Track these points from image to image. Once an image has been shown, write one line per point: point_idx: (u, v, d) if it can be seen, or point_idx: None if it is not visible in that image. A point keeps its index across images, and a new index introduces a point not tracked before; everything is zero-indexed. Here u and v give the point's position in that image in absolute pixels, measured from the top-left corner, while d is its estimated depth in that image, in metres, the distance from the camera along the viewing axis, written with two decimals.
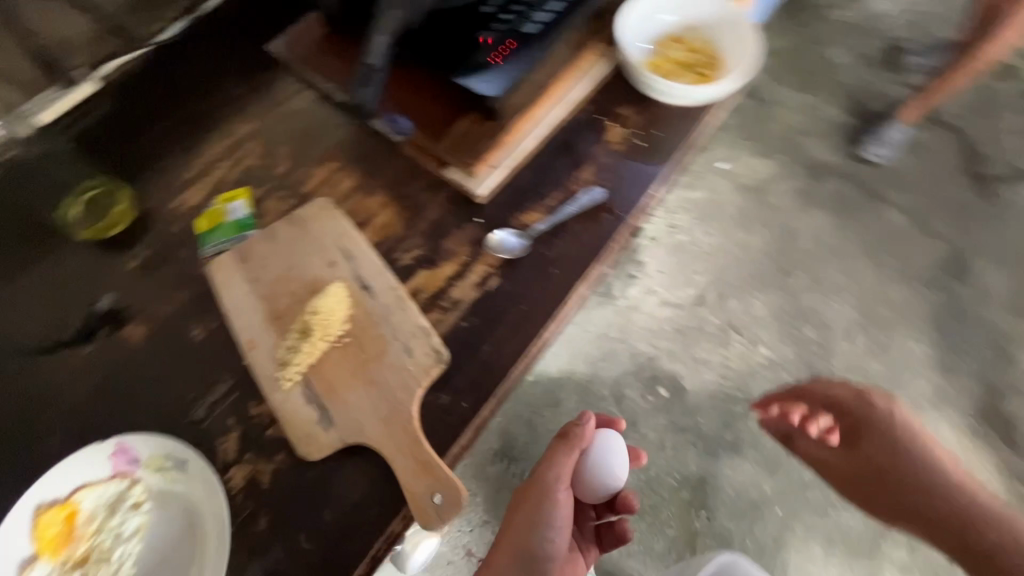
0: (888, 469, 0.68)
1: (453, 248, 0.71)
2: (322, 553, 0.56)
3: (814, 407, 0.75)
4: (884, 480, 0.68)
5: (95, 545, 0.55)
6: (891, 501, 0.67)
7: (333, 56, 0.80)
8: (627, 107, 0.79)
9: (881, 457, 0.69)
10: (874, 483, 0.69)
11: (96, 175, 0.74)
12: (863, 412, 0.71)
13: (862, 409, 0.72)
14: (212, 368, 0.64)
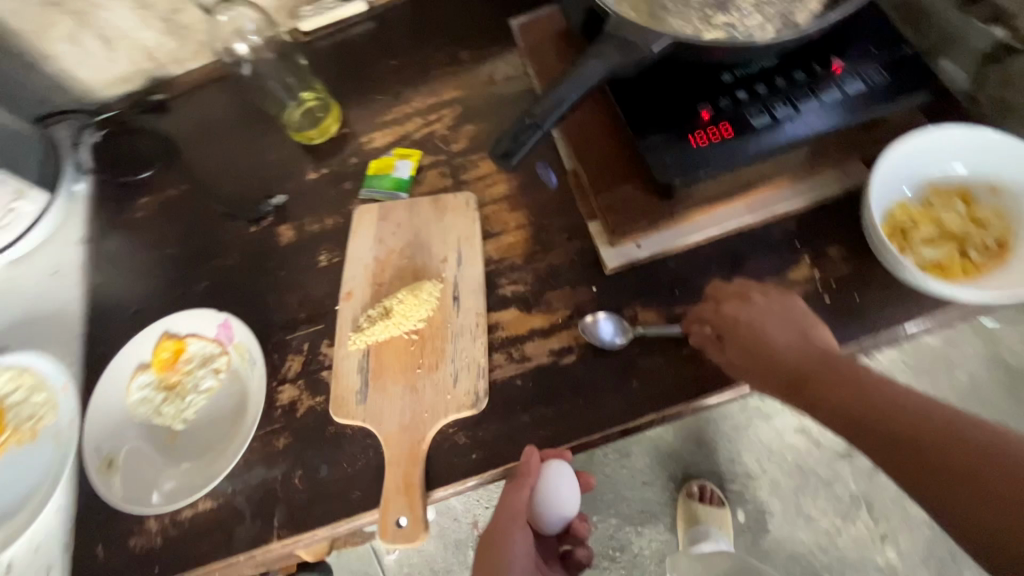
0: (867, 416, 0.49)
1: (554, 304, 0.67)
2: (304, 495, 0.63)
3: (718, 326, 0.59)
4: (895, 436, 0.46)
5: (179, 383, 0.70)
6: (894, 430, 0.46)
7: (556, 57, 0.77)
8: (834, 250, 0.63)
9: (835, 386, 0.52)
10: (813, 389, 0.53)
11: (319, 87, 0.85)
12: (760, 331, 0.58)
13: (759, 329, 0.58)
14: (317, 294, 0.73)
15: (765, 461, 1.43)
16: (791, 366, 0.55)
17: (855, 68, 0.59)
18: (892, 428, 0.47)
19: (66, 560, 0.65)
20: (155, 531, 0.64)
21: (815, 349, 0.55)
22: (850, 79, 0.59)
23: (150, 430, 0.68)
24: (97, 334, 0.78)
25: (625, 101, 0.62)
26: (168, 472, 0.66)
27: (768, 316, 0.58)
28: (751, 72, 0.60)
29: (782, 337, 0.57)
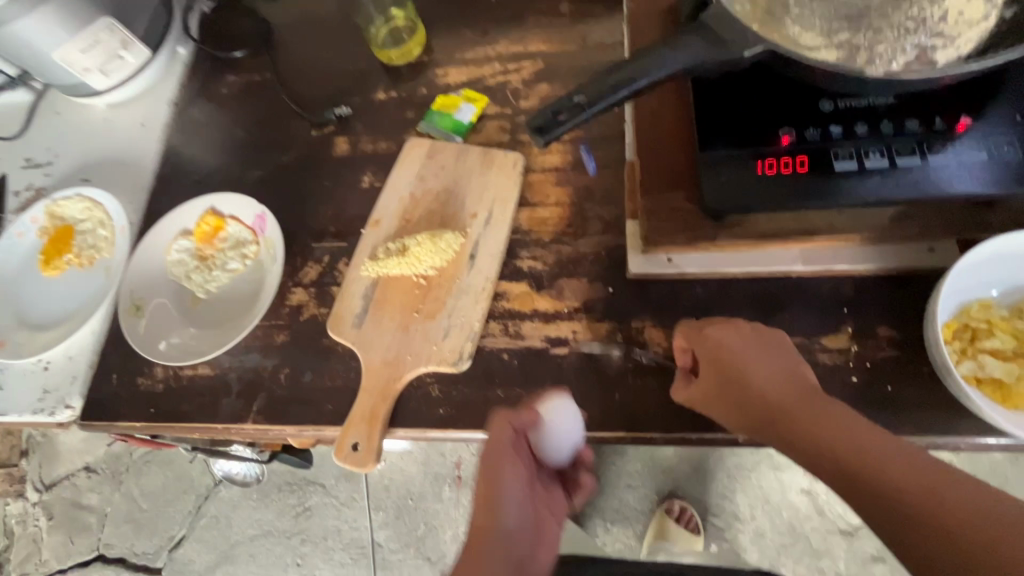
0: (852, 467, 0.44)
1: (565, 293, 0.65)
2: (284, 392, 0.68)
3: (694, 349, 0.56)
4: (878, 496, 0.42)
5: (211, 256, 0.76)
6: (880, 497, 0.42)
7: (656, 33, 0.71)
8: (883, 330, 0.56)
9: (806, 429, 0.47)
10: (788, 426, 0.48)
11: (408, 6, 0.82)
12: (739, 362, 0.53)
13: (737, 359, 0.53)
14: (349, 213, 0.75)
15: (758, 509, 1.37)
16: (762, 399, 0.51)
17: (984, 135, 0.50)
18: (869, 471, 0.43)
19: (88, 377, 0.75)
20: (161, 378, 0.72)
21: (796, 383, 0.51)
22: (972, 146, 0.50)
23: (177, 291, 0.75)
24: (158, 190, 0.85)
25: (702, 103, 0.56)
26: (180, 331, 0.72)
27: (747, 345, 0.53)
28: (857, 106, 0.52)
29: (766, 365, 0.52)
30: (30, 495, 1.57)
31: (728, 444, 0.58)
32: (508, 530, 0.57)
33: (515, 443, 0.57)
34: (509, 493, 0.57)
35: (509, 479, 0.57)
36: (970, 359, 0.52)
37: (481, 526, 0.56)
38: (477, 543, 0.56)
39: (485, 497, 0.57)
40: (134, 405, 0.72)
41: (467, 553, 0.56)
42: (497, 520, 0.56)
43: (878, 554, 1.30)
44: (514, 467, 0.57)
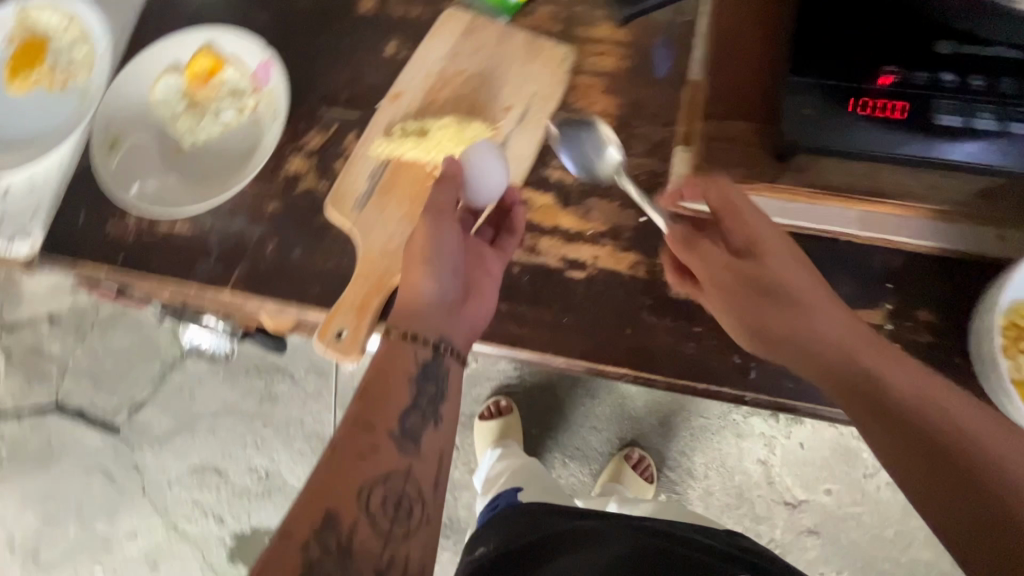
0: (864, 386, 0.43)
1: (592, 214, 0.59)
2: (269, 264, 0.62)
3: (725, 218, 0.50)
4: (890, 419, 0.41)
5: (205, 101, 0.66)
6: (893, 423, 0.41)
7: None
8: (923, 314, 0.53)
9: (827, 338, 0.45)
10: (805, 331, 0.46)
11: None
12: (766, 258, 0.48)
13: (766, 254, 0.48)
14: (367, 81, 0.66)
15: (712, 470, 1.40)
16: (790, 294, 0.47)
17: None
18: (888, 397, 0.42)
19: (52, 211, 0.68)
20: (134, 226, 0.65)
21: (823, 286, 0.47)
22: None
23: (159, 133, 0.66)
24: (150, 16, 0.73)
25: (801, 19, 0.47)
26: (160, 179, 0.65)
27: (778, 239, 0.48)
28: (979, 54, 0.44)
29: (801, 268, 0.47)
30: None
31: (732, 400, 0.55)
32: (437, 283, 0.50)
33: (448, 194, 0.53)
34: (447, 246, 0.51)
35: (443, 229, 0.51)
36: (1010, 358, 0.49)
37: (412, 275, 0.50)
38: (413, 274, 0.50)
39: (421, 250, 0.50)
40: (102, 250, 0.65)
41: (403, 317, 0.49)
42: (431, 272, 0.50)
43: (813, 527, 1.36)
44: (451, 229, 0.52)
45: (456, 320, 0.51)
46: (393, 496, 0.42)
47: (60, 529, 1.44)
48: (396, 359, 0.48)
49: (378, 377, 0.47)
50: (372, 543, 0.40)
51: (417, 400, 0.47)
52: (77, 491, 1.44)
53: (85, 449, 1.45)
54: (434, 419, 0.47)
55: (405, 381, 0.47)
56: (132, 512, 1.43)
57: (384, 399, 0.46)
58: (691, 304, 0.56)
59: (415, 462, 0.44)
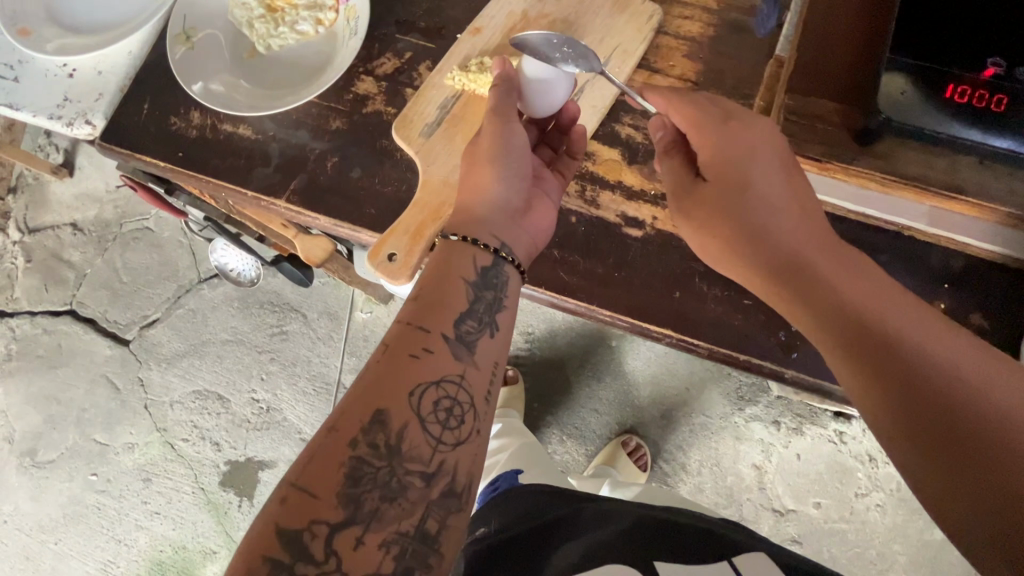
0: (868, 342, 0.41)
1: (657, 174, 0.59)
2: (328, 180, 0.62)
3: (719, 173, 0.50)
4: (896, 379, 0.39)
5: (282, 10, 0.65)
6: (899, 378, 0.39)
7: None
8: (976, 318, 0.53)
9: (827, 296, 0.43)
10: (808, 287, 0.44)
11: None
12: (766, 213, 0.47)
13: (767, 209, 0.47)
14: (446, 14, 0.66)
15: (706, 468, 1.36)
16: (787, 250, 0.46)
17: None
18: (895, 352, 0.40)
19: (117, 99, 0.68)
20: (197, 125, 0.65)
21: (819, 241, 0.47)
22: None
23: (234, 36, 0.66)
24: None
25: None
26: (229, 80, 0.65)
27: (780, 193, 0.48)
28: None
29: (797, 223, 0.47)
30: (11, 232, 1.53)
31: (771, 377, 0.55)
32: (499, 188, 0.52)
33: (510, 103, 0.54)
34: (512, 151, 0.52)
35: (507, 136, 0.53)
36: None
37: (479, 178, 0.52)
38: (474, 180, 0.52)
39: (486, 155, 0.52)
40: (162, 144, 0.65)
41: (462, 220, 0.50)
42: (492, 180, 0.52)
43: (798, 537, 1.31)
44: (512, 138, 0.53)
45: (518, 228, 0.52)
46: (447, 404, 0.43)
47: (55, 433, 1.43)
48: (454, 257, 0.49)
49: (434, 280, 0.48)
50: (423, 448, 0.41)
51: (473, 306, 0.47)
52: (78, 398, 1.44)
53: (93, 358, 1.46)
54: (491, 327, 0.47)
55: (461, 284, 0.48)
56: (130, 425, 1.43)
57: (440, 304, 0.46)
58: None
59: (470, 369, 0.45)
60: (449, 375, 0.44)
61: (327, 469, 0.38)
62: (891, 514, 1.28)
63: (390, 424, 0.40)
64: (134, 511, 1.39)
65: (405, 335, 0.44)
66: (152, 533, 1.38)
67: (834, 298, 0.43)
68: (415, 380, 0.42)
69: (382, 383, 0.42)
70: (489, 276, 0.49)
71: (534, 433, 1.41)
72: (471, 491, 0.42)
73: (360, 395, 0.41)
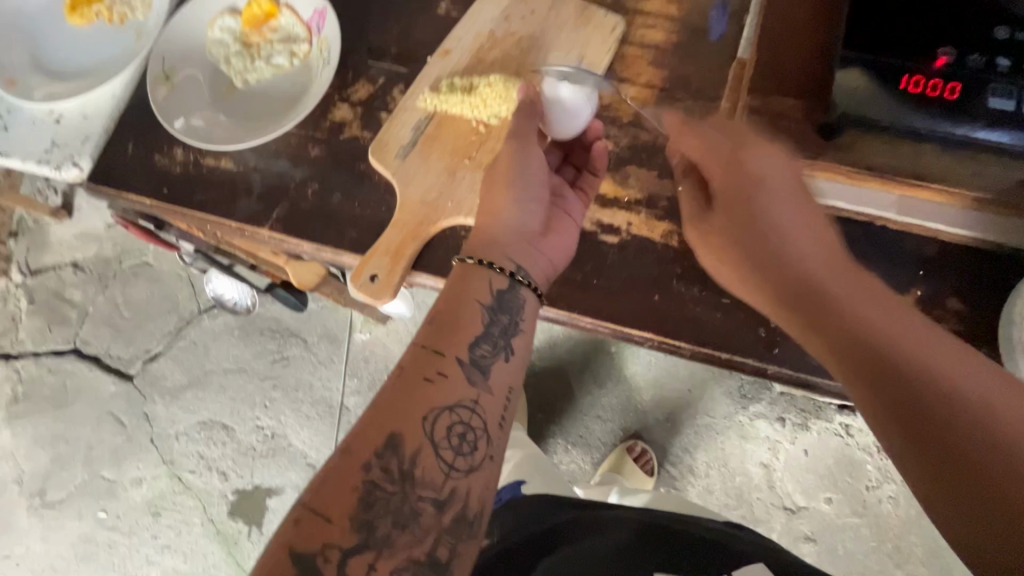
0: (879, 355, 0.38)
1: (630, 181, 0.60)
2: (309, 207, 0.64)
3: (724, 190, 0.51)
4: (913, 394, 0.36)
5: (258, 45, 0.68)
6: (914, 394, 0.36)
7: None
8: (953, 302, 0.53)
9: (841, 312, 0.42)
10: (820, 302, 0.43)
11: None
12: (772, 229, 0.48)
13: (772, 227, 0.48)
14: (416, 38, 0.68)
15: (714, 469, 1.35)
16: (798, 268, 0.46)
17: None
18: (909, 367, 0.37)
19: (102, 139, 0.69)
20: (181, 161, 0.67)
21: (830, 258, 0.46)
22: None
23: (212, 73, 0.68)
24: None
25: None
26: (209, 115, 0.66)
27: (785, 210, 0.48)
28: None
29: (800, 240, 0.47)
30: (14, 275, 1.56)
31: (756, 373, 0.55)
32: (514, 211, 0.52)
33: (530, 128, 0.55)
34: (527, 175, 0.53)
35: (521, 162, 0.54)
36: None
37: (496, 204, 0.53)
38: (490, 202, 0.53)
39: (503, 180, 0.53)
40: (147, 181, 0.67)
41: (480, 243, 0.51)
42: (508, 203, 0.53)
43: (812, 535, 1.30)
44: (530, 162, 0.54)
45: (535, 252, 0.52)
46: (458, 428, 0.43)
47: (63, 472, 1.44)
48: (471, 280, 0.49)
49: (450, 303, 0.48)
50: (436, 473, 0.41)
51: (488, 330, 0.47)
52: (85, 435, 1.45)
53: (98, 395, 1.47)
54: (506, 351, 0.47)
55: (476, 307, 0.48)
56: (137, 460, 1.44)
57: (455, 329, 0.47)
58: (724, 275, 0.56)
59: (483, 394, 0.45)
60: (464, 400, 0.44)
61: (320, 493, 0.39)
62: (904, 506, 1.27)
63: (404, 448, 0.41)
64: (145, 546, 1.39)
65: (420, 358, 0.45)
66: (163, 566, 1.38)
67: (831, 309, 0.42)
68: (429, 404, 0.43)
69: (397, 407, 0.42)
70: (502, 299, 0.49)
71: (539, 443, 1.40)
72: (484, 519, 0.42)
73: (378, 419, 0.42)
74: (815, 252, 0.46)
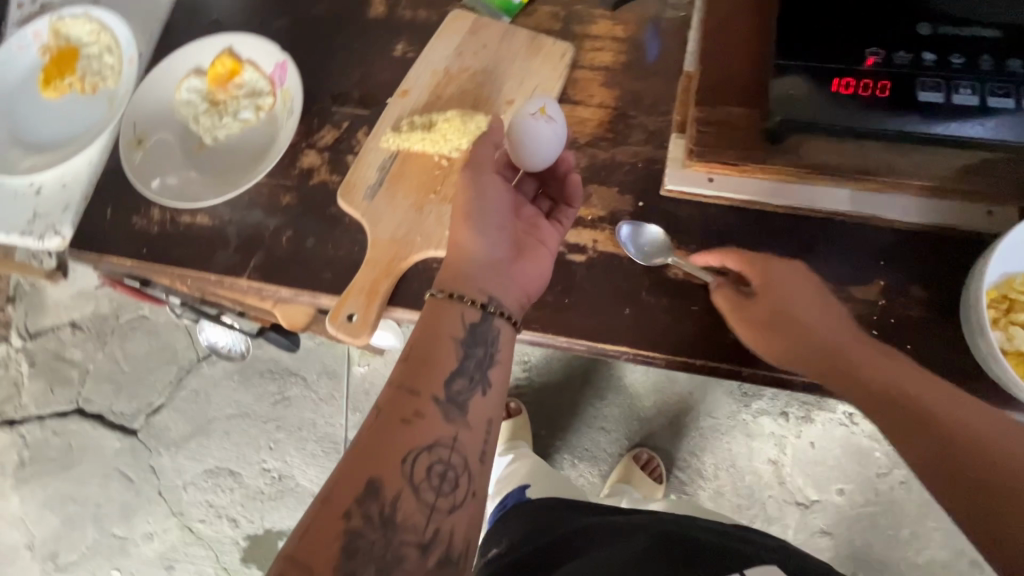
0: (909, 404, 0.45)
1: (592, 199, 0.61)
2: (285, 254, 0.65)
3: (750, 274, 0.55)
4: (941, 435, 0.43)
5: (224, 102, 0.70)
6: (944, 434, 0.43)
7: None
8: (916, 290, 0.54)
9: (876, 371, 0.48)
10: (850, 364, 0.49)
11: None
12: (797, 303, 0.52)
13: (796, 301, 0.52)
14: (376, 81, 0.70)
15: (722, 470, 1.34)
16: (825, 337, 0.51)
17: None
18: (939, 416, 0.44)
19: (81, 206, 0.71)
20: (158, 220, 0.69)
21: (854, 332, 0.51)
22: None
23: (182, 132, 0.70)
24: (173, 26, 0.78)
25: (787, 8, 0.50)
26: (182, 173, 0.68)
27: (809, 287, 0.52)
28: (959, 35, 0.47)
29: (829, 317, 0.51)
30: (14, 341, 1.57)
31: (732, 376, 0.56)
32: (483, 244, 0.53)
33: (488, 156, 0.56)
34: (489, 204, 0.54)
35: (484, 191, 0.55)
36: (1001, 330, 0.50)
37: (460, 235, 0.53)
38: (458, 237, 0.54)
39: (464, 211, 0.54)
40: (128, 243, 0.69)
41: (451, 275, 0.52)
42: (475, 237, 0.53)
43: (828, 529, 1.29)
44: (495, 196, 0.55)
45: (507, 278, 0.53)
46: (439, 467, 0.44)
47: (75, 533, 1.44)
48: (442, 315, 0.50)
49: (426, 339, 0.49)
50: (417, 517, 0.42)
51: (463, 364, 0.49)
52: (94, 494, 1.45)
53: (104, 453, 1.48)
54: (482, 385, 0.48)
55: (449, 342, 0.49)
56: (147, 514, 1.43)
57: (428, 366, 0.48)
58: (691, 283, 0.57)
59: (462, 430, 0.46)
60: (442, 439, 0.45)
61: (303, 539, 0.40)
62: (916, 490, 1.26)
63: (384, 494, 0.42)
64: None
65: (397, 399, 0.46)
66: None
67: (868, 367, 0.48)
68: (407, 445, 0.44)
69: (377, 455, 0.43)
70: (478, 331, 0.50)
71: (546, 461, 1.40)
72: (468, 560, 0.43)
73: (357, 462, 0.43)
74: (839, 330, 0.51)
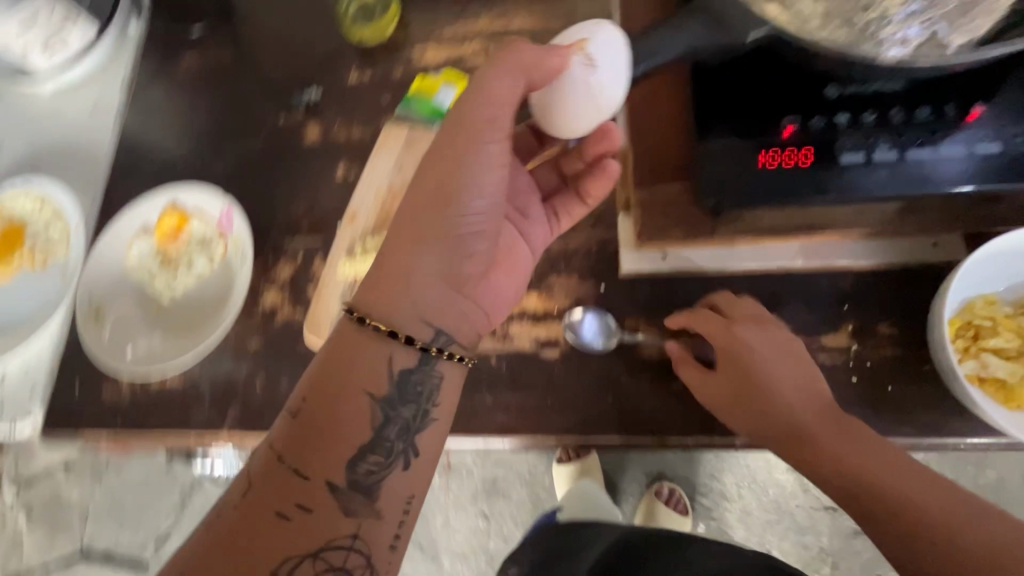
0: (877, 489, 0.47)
1: (554, 290, 0.62)
2: (261, 400, 0.64)
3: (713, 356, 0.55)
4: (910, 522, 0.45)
5: (176, 256, 0.71)
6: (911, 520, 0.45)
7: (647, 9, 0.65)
8: (884, 327, 0.55)
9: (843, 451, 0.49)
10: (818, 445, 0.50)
11: None
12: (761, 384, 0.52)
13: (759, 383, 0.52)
14: (324, 206, 0.71)
15: (745, 489, 1.32)
16: (791, 416, 0.51)
17: (1003, 125, 0.46)
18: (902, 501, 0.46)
19: (48, 385, 0.70)
20: (128, 387, 0.68)
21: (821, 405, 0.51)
22: (989, 135, 0.46)
23: (138, 295, 0.70)
24: (116, 184, 0.78)
25: (700, 88, 0.51)
26: (148, 336, 0.68)
27: (773, 364, 0.53)
28: (865, 92, 0.48)
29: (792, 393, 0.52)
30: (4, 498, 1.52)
31: (726, 446, 0.56)
32: (441, 265, 0.49)
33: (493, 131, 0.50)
34: (468, 200, 0.49)
35: (472, 183, 0.50)
36: (974, 356, 0.51)
37: (414, 248, 0.48)
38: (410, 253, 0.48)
39: (439, 209, 0.49)
40: (101, 416, 0.68)
41: (389, 287, 0.48)
42: (428, 257, 0.49)
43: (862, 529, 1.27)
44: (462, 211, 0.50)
45: (455, 297, 0.50)
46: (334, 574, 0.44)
47: None
48: (356, 354, 0.46)
49: (323, 406, 0.45)
50: None
51: (380, 432, 0.46)
52: None
53: None
54: (405, 456, 0.47)
55: (363, 398, 0.46)
56: None
57: (329, 442, 0.45)
58: (667, 359, 0.58)
59: (364, 522, 0.45)
60: (339, 539, 0.44)
61: None
62: None
63: None
64: None
65: (276, 477, 0.44)
66: None
67: (837, 447, 0.49)
68: (288, 548, 0.43)
69: (241, 548, 0.43)
70: (434, 447, 0.49)
71: None
72: None
73: (272, 484, 0.44)
74: (805, 405, 0.51)
